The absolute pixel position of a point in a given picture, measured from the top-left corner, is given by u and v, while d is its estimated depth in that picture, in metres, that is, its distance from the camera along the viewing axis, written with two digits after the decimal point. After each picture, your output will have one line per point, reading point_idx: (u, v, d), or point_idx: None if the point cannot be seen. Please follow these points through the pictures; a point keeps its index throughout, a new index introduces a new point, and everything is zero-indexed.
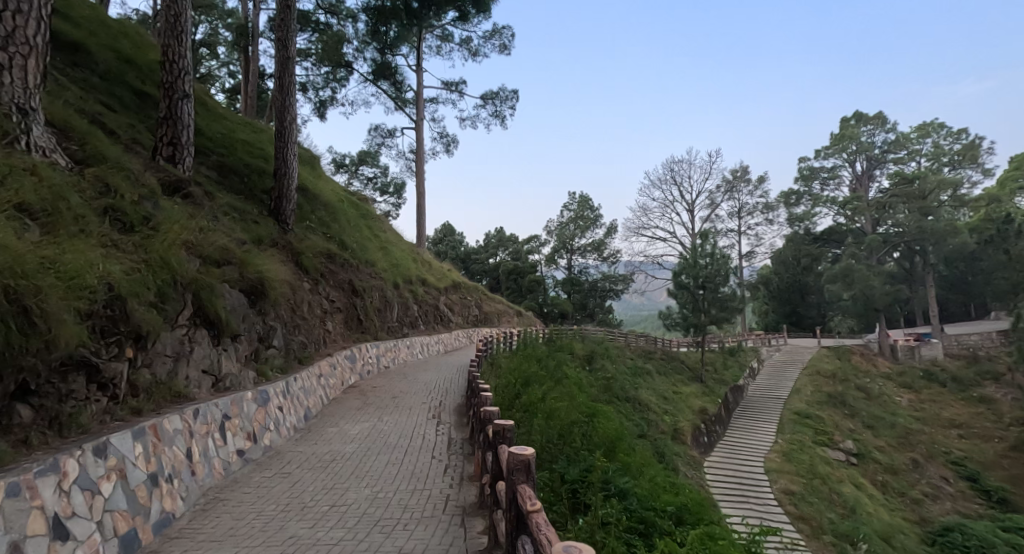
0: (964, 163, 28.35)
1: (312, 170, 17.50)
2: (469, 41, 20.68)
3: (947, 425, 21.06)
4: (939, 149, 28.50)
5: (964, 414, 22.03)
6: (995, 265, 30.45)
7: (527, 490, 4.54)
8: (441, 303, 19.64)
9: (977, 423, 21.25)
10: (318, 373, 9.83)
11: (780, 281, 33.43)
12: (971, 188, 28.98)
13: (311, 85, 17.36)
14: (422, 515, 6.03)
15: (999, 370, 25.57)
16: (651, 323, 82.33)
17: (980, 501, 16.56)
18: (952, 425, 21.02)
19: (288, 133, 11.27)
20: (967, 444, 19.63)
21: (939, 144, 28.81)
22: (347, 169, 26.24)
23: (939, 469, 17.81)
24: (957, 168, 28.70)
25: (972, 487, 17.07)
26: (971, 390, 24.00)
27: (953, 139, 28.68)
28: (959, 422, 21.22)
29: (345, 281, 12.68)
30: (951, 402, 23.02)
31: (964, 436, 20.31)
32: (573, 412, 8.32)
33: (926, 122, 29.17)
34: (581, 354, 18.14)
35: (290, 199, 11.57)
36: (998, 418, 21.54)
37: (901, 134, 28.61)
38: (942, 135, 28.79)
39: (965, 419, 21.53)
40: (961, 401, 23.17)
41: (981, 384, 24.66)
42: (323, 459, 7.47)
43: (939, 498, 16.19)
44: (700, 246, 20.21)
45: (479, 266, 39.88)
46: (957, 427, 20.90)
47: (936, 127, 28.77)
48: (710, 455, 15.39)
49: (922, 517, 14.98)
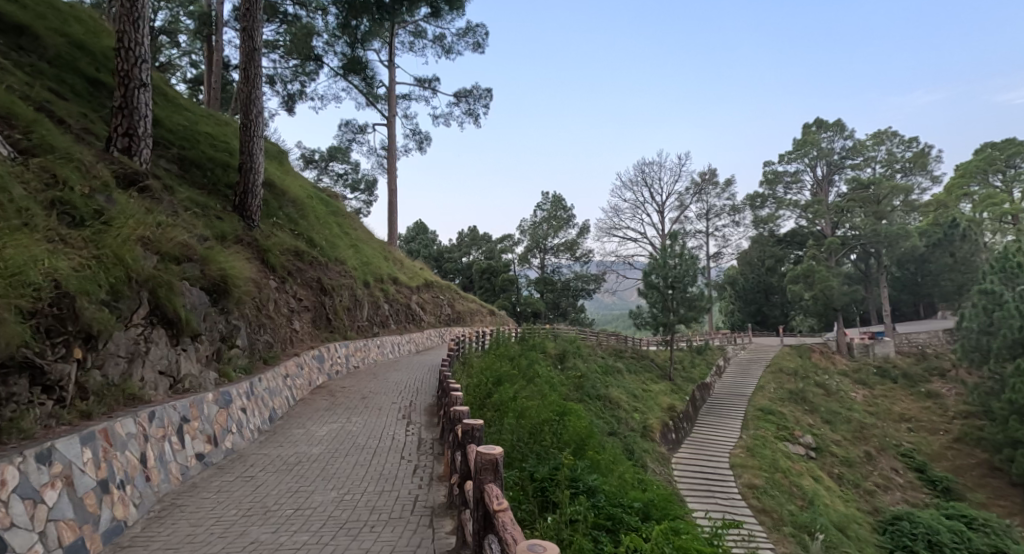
0: (916, 170, 29.16)
1: (280, 165, 17.09)
2: (443, 38, 20.47)
3: (899, 419, 21.64)
4: (892, 156, 29.23)
5: (913, 409, 22.63)
6: (943, 267, 31.31)
7: (495, 490, 4.46)
8: (413, 301, 19.39)
9: (925, 417, 21.83)
10: (284, 373, 9.58)
11: (746, 282, 34.07)
12: (921, 195, 29.83)
13: (280, 78, 16.96)
14: (390, 516, 5.90)
15: (946, 365, 26.41)
16: (623, 322, 83.21)
17: (927, 490, 17.05)
18: (903, 419, 21.61)
19: (254, 126, 10.92)
20: (916, 437, 20.17)
21: (893, 152, 29.55)
22: (317, 165, 25.75)
23: (891, 461, 18.28)
24: (908, 174, 29.51)
25: (919, 477, 17.59)
26: (920, 386, 24.72)
27: (906, 147, 29.45)
28: (909, 417, 21.76)
29: (313, 279, 12.41)
30: (902, 397, 23.63)
31: (913, 429, 20.84)
32: (543, 410, 8.24)
33: (881, 130, 29.89)
34: (552, 353, 18.09)
35: (256, 194, 11.23)
36: (943, 412, 22.23)
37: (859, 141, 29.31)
38: (894, 144, 29.55)
39: (914, 413, 22.12)
40: (911, 395, 23.85)
41: (929, 379, 25.43)
42: (288, 461, 7.25)
43: (890, 488, 16.64)
44: (669, 246, 20.38)
45: (451, 265, 39.67)
46: (907, 421, 21.46)
47: (890, 135, 29.49)
48: (678, 452, 15.50)
49: (875, 507, 15.36)
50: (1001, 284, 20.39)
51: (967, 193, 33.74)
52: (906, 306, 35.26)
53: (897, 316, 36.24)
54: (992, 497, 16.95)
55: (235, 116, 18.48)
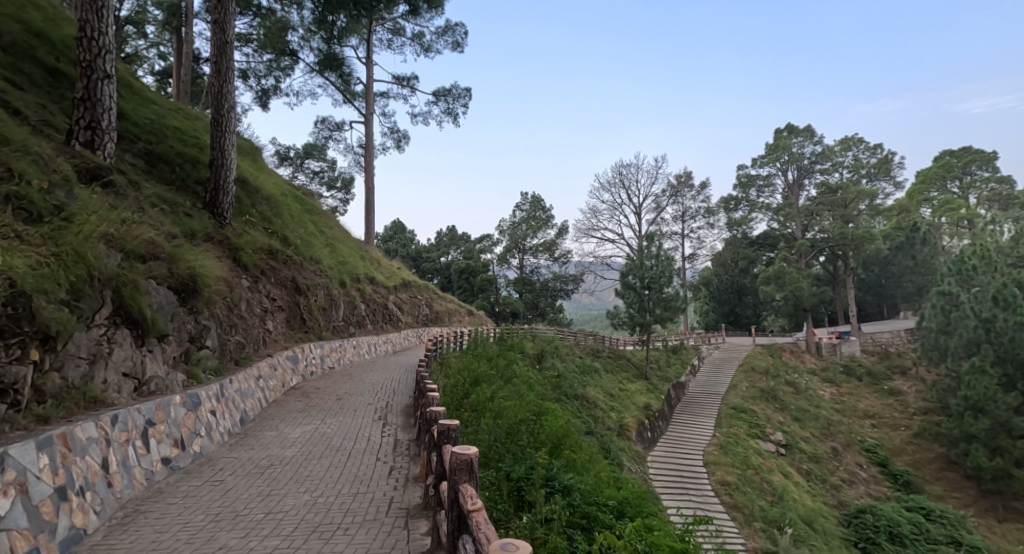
0: (880, 175, 29.76)
1: (253, 161, 16.77)
2: (421, 37, 20.30)
3: (863, 415, 22.04)
4: (859, 162, 29.76)
5: (876, 405, 23.10)
6: (905, 269, 31.97)
7: (469, 490, 4.40)
8: (390, 301, 19.18)
9: (887, 414, 22.28)
10: (257, 374, 9.37)
11: (721, 282, 34.51)
12: (884, 200, 30.47)
13: (253, 72, 16.60)
14: (365, 518, 5.77)
15: (907, 364, 27.00)
16: (600, 322, 83.78)
17: (889, 484, 17.42)
18: (866, 416, 21.99)
19: (226, 122, 10.66)
20: (879, 433, 20.54)
21: (859, 157, 30.10)
22: (292, 162, 25.33)
23: (856, 456, 18.60)
24: (873, 179, 30.15)
25: (882, 472, 17.97)
26: (884, 384, 25.23)
27: (871, 153, 30.03)
28: (872, 414, 22.16)
29: (287, 278, 12.18)
30: (866, 395, 24.07)
31: (876, 425, 21.23)
32: (521, 410, 8.16)
33: (849, 136, 30.42)
34: (530, 353, 18.06)
35: (227, 191, 10.97)
36: (904, 409, 22.70)
37: (828, 146, 29.78)
38: (861, 150, 30.10)
39: (877, 410, 22.54)
40: (875, 393, 24.33)
41: (892, 377, 25.99)
42: (259, 465, 7.08)
43: (854, 483, 16.94)
44: (645, 247, 20.49)
45: (430, 264, 39.45)
46: (870, 418, 21.87)
47: (857, 141, 30.04)
48: (653, 450, 15.56)
49: (841, 501, 15.62)
50: (956, 285, 20.80)
51: (927, 198, 34.78)
52: (870, 307, 35.78)
53: (862, 318, 36.77)
54: (949, 490, 17.40)
55: (206, 111, 18.06)
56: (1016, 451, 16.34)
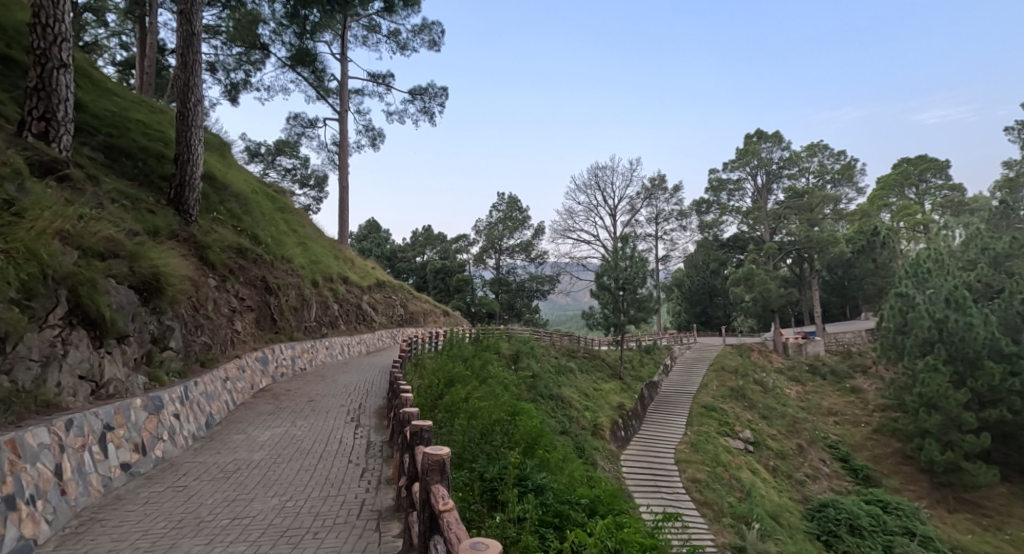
0: (844, 181, 30.40)
1: (222, 158, 16.36)
2: (397, 34, 20.05)
3: (826, 413, 22.43)
4: (823, 168, 30.32)
5: (839, 403, 23.56)
6: (866, 272, 32.75)
7: (440, 490, 4.34)
8: (364, 302, 18.89)
9: (849, 411, 22.74)
10: (223, 376, 9.10)
11: (692, 284, 34.86)
12: (847, 205, 31.14)
13: (221, 65, 16.17)
14: (335, 522, 5.63)
15: (867, 363, 27.62)
16: (575, 323, 84.01)
17: (850, 479, 17.78)
18: (830, 413, 22.39)
19: (192, 117, 10.32)
20: (841, 429, 20.96)
21: (824, 164, 30.73)
22: (262, 159, 24.78)
23: (819, 452, 18.93)
24: (836, 185, 30.75)
25: (843, 467, 18.33)
26: (846, 382, 25.75)
27: (835, 159, 30.66)
28: (835, 411, 22.59)
29: (257, 278, 11.88)
30: (829, 393, 24.53)
31: (838, 422, 21.65)
32: (496, 411, 8.06)
33: (815, 143, 30.99)
34: (505, 353, 17.95)
35: (193, 187, 10.64)
36: (865, 406, 23.20)
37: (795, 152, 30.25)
38: (826, 156, 30.74)
39: (840, 408, 22.95)
40: (837, 391, 24.79)
41: (853, 375, 26.53)
42: (224, 469, 6.85)
43: (818, 478, 17.23)
44: (620, 248, 20.57)
45: (405, 264, 39.09)
46: (833, 415, 22.28)
47: (822, 148, 30.65)
48: (627, 449, 15.59)
49: (805, 496, 15.85)
50: (913, 287, 21.09)
51: (886, 204, 35.69)
52: (833, 309, 36.53)
53: (825, 319, 37.48)
54: (904, 483, 17.84)
55: (170, 104, 17.57)
56: (965, 444, 16.77)
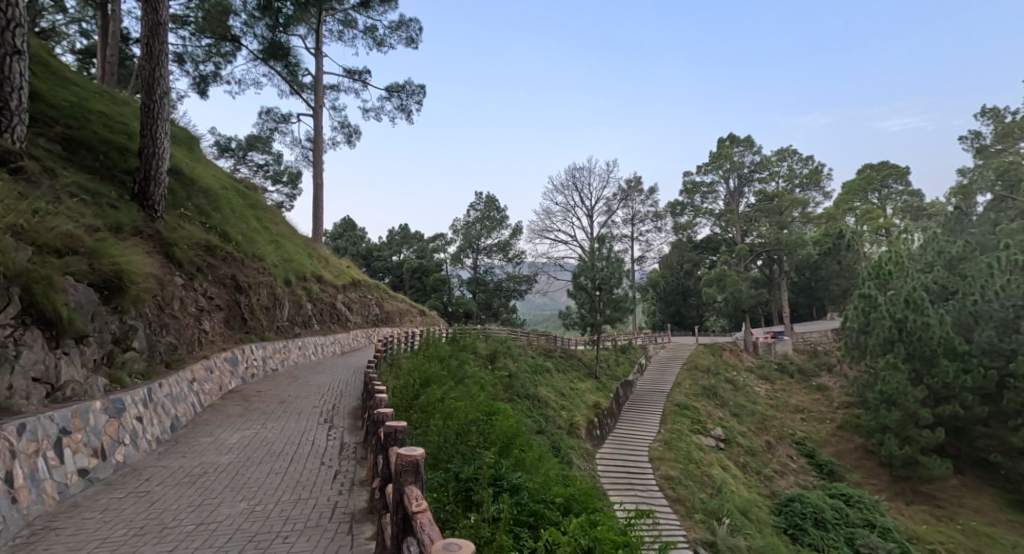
0: (812, 185, 30.91)
1: (189, 151, 15.94)
2: (374, 30, 19.77)
3: (794, 410, 22.76)
4: (793, 172, 30.80)
5: (806, 400, 23.94)
6: (832, 273, 33.37)
7: (415, 492, 4.45)
8: (338, 301, 18.58)
9: (815, 408, 23.13)
10: (190, 377, 8.83)
11: (667, 284, 35.26)
12: (815, 209, 31.69)
13: (190, 57, 15.75)
14: (306, 526, 5.52)
15: (833, 361, 28.13)
16: (552, 323, 84.14)
17: (815, 474, 18.07)
18: (797, 410, 22.72)
19: (158, 109, 9.99)
20: (807, 426, 21.28)
21: (793, 168, 31.20)
22: (233, 154, 24.25)
23: (787, 449, 19.20)
24: (805, 189, 31.25)
25: (810, 462, 18.62)
26: (812, 380, 26.20)
27: (804, 164, 31.15)
28: (802, 408, 22.95)
29: (226, 276, 11.58)
30: (797, 390, 24.91)
31: (805, 419, 22.00)
32: (472, 411, 7.94)
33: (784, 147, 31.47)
34: (483, 353, 17.84)
35: (159, 182, 10.34)
36: (830, 403, 23.63)
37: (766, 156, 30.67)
38: (795, 161, 31.22)
39: (807, 405, 23.33)
40: (804, 389, 25.21)
41: (819, 373, 27.00)
42: (191, 473, 6.63)
43: (786, 473, 17.47)
44: (597, 249, 20.61)
45: (381, 264, 38.71)
46: (801, 412, 22.62)
47: (792, 152, 31.12)
48: (602, 447, 15.59)
49: (773, 491, 16.06)
50: (875, 289, 21.55)
51: (851, 208, 36.40)
52: (801, 309, 37.21)
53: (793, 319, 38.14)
54: (866, 477, 18.21)
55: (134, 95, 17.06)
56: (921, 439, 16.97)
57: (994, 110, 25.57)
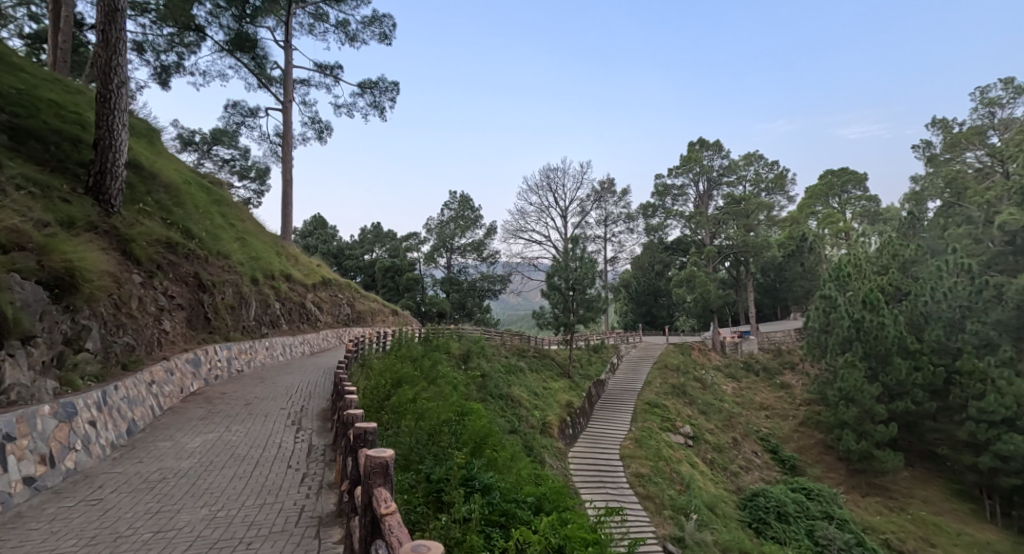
0: (777, 190, 31.44)
1: (149, 144, 15.40)
2: (347, 25, 19.40)
3: (759, 407, 23.10)
4: (759, 177, 31.27)
5: (770, 398, 24.34)
6: (795, 275, 34.04)
7: (383, 494, 4.34)
8: (308, 301, 18.20)
9: (779, 405, 23.53)
10: (149, 379, 8.47)
11: (638, 285, 35.51)
12: (780, 213, 32.26)
13: (150, 45, 15.22)
14: (271, 531, 5.35)
15: (795, 360, 28.68)
16: (525, 323, 83.99)
17: (778, 469, 18.38)
18: (762, 408, 23.07)
19: (115, 99, 9.59)
20: (771, 422, 21.62)
21: (759, 172, 31.68)
22: (196, 147, 23.56)
23: (752, 445, 19.46)
24: (771, 194, 31.77)
25: (773, 458, 18.91)
26: (776, 378, 26.65)
27: (770, 169, 31.66)
28: (767, 405, 23.31)
29: (188, 274, 11.20)
30: (762, 388, 25.31)
31: (769, 416, 22.35)
32: (444, 411, 7.78)
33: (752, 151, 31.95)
34: (456, 353, 17.68)
35: (116, 175, 9.97)
36: (793, 400, 24.09)
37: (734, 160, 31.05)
38: (761, 165, 31.71)
39: (771, 402, 23.70)
40: (768, 387, 25.63)
41: (782, 371, 27.49)
42: (148, 479, 6.34)
43: (751, 469, 17.72)
44: (570, 249, 20.60)
45: (352, 262, 38.09)
46: (765, 409, 22.98)
47: (758, 157, 31.64)
48: (575, 446, 15.55)
49: (738, 486, 16.25)
50: (834, 290, 22.01)
51: (813, 212, 37.17)
52: (765, 309, 37.82)
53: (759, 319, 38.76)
54: (826, 471, 18.60)
55: (89, 83, 16.41)
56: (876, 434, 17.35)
57: (943, 120, 26.36)
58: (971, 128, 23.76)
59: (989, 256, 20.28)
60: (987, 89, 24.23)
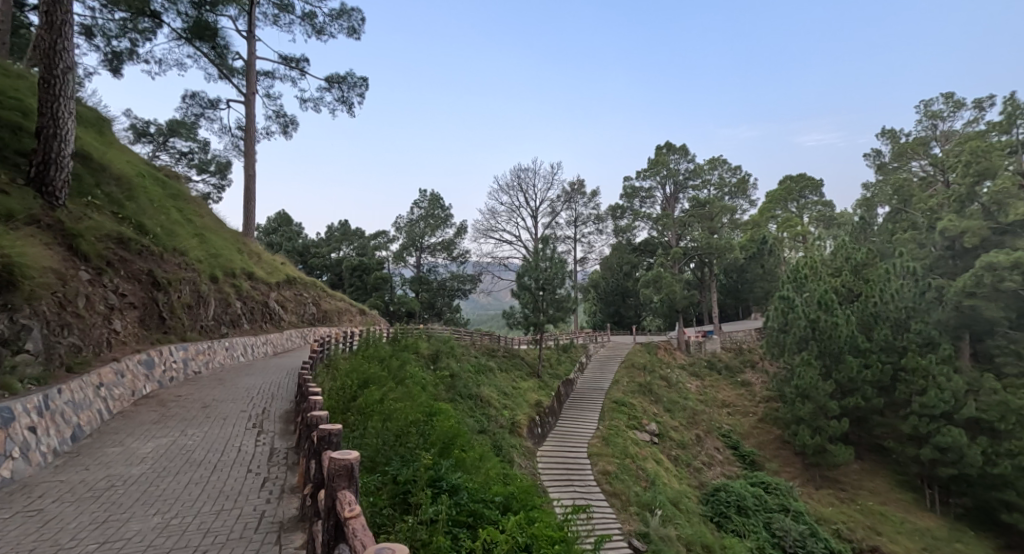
0: (740, 195, 31.93)
1: (99, 134, 14.75)
2: (313, 17, 18.94)
3: (721, 404, 23.42)
4: (723, 181, 31.69)
5: (731, 395, 24.72)
6: (756, 276, 34.74)
7: (348, 497, 4.15)
8: (271, 300, 17.68)
9: (739, 402, 23.92)
10: (97, 382, 8.02)
11: (607, 285, 35.65)
12: (742, 216, 32.78)
13: (100, 30, 14.56)
14: (228, 538, 5.10)
15: (756, 358, 29.21)
16: (495, 323, 83.75)
17: (739, 464, 18.66)
18: (724, 405, 23.40)
19: (60, 86, 9.09)
20: (732, 419, 21.94)
21: (723, 177, 32.14)
22: (152, 139, 22.73)
23: (714, 441, 19.70)
24: (734, 198, 32.25)
25: (735, 454, 19.18)
26: (737, 376, 27.10)
27: (733, 173, 32.15)
28: (729, 403, 23.65)
29: (142, 271, 10.70)
30: (723, 386, 25.70)
31: (731, 413, 22.68)
32: (412, 412, 7.54)
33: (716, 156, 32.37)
34: (425, 352, 17.45)
35: (61, 166, 9.49)
36: (753, 397, 24.52)
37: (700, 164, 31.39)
38: (725, 170, 32.16)
39: (732, 400, 24.06)
40: (729, 384, 26.04)
41: (743, 369, 27.98)
42: (95, 487, 5.97)
43: (713, 465, 17.94)
44: (541, 249, 20.49)
45: (319, 260, 37.33)
46: (727, 406, 23.32)
47: (722, 162, 32.08)
48: (544, 445, 15.45)
49: (701, 482, 16.40)
50: (791, 291, 22.41)
51: (772, 216, 37.96)
52: (728, 309, 38.39)
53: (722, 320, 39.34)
54: (784, 465, 18.95)
55: (33, 68, 15.64)
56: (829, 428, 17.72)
57: (890, 130, 27.22)
58: (915, 139, 24.65)
59: (931, 260, 20.83)
60: (929, 102, 25.22)
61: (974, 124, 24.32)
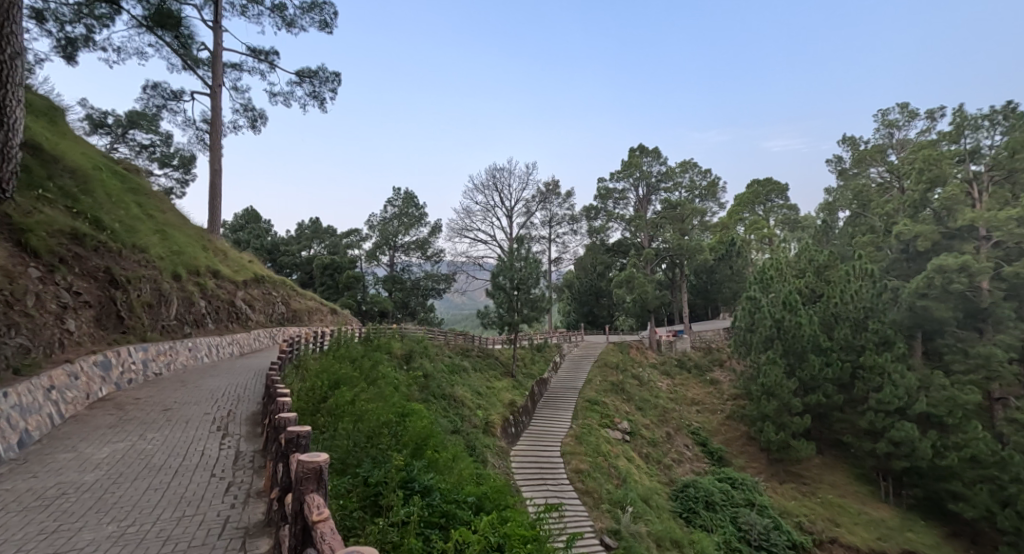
0: (709, 197, 32.24)
1: (52, 125, 14.15)
2: (283, 9, 18.50)
3: (691, 403, 23.59)
4: (693, 183, 31.95)
5: (700, 393, 24.94)
6: (724, 277, 35.16)
7: (316, 499, 3.95)
8: (238, 298, 17.18)
9: (708, 400, 24.13)
10: (48, 385, 7.62)
11: (581, 285, 35.65)
12: (711, 219, 33.11)
13: (53, 14, 13.94)
14: (189, 546, 4.83)
15: (724, 356, 29.55)
16: (470, 324, 83.25)
17: (708, 461, 18.81)
18: (693, 403, 23.57)
19: (8, 72, 8.65)
20: (702, 417, 22.11)
21: (693, 180, 32.42)
22: (109, 130, 21.92)
23: (684, 438, 19.82)
24: (704, 200, 32.54)
25: (703, 451, 19.33)
26: (706, 375, 27.35)
27: (704, 176, 32.42)
28: (698, 401, 23.84)
29: (98, 269, 10.25)
30: (692, 385, 25.90)
31: (700, 411, 22.86)
32: (385, 412, 7.31)
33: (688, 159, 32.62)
34: (399, 353, 17.17)
35: (9, 157, 9.03)
36: (722, 395, 24.76)
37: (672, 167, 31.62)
38: (695, 173, 32.43)
39: (701, 398, 24.26)
40: (698, 383, 26.27)
41: (712, 368, 28.26)
42: (46, 495, 5.62)
43: (683, 462, 18.03)
44: (516, 249, 20.36)
45: (289, 259, 36.55)
46: (696, 404, 23.51)
47: (693, 165, 32.34)
48: (517, 445, 15.29)
49: (671, 478, 16.44)
50: (758, 291, 22.69)
51: (740, 219, 38.47)
52: (698, 310, 38.72)
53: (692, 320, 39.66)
54: (750, 461, 19.16)
55: None
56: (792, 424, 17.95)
57: (851, 138, 27.79)
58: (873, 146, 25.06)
59: (887, 262, 21.33)
60: (885, 112, 25.81)
61: (927, 133, 24.87)
